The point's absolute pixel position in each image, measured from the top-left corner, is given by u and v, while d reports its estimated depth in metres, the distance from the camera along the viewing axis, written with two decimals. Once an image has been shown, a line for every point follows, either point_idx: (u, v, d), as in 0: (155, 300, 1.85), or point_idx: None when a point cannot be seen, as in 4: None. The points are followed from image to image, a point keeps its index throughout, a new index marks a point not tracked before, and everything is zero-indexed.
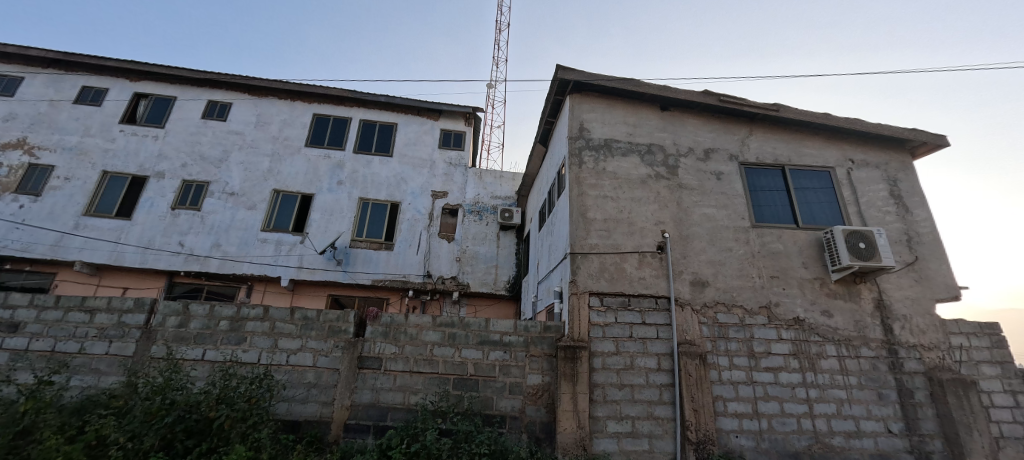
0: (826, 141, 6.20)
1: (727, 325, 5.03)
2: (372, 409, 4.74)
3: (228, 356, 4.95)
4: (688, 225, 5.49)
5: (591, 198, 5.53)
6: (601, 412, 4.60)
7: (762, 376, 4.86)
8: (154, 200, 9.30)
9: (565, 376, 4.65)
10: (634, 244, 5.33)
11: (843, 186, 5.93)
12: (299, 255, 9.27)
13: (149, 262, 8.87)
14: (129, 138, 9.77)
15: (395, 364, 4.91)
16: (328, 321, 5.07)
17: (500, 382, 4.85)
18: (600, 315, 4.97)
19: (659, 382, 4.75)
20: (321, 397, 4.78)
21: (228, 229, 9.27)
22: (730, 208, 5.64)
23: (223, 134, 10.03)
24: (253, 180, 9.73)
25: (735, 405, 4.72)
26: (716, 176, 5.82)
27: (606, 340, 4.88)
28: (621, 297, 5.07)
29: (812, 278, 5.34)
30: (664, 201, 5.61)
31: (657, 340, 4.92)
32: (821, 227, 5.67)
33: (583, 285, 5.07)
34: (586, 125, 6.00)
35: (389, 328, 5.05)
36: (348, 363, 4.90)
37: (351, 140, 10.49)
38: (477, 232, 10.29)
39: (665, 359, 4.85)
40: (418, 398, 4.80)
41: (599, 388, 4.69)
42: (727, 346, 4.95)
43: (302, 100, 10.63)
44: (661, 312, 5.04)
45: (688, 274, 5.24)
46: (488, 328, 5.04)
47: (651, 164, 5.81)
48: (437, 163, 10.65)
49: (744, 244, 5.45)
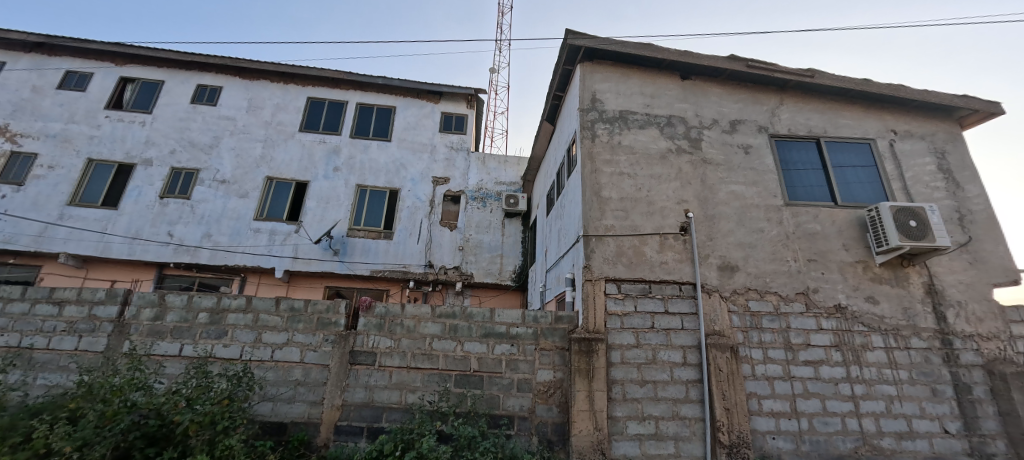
0: (865, 111, 5.61)
1: (760, 314, 4.50)
2: (366, 410, 4.28)
3: (207, 351, 4.50)
4: (714, 204, 4.94)
5: (605, 175, 5.00)
6: (620, 412, 4.10)
7: (800, 370, 4.34)
8: (142, 189, 8.87)
9: (580, 372, 4.15)
10: (654, 225, 4.80)
11: (886, 160, 5.35)
12: (294, 245, 8.81)
13: (137, 253, 8.45)
14: (116, 124, 9.32)
15: (390, 359, 4.43)
16: (317, 312, 4.61)
17: (507, 378, 4.36)
18: (617, 303, 4.46)
19: (685, 378, 4.23)
20: (309, 397, 4.33)
21: (219, 218, 8.82)
22: (760, 185, 5.08)
23: (213, 119, 9.56)
24: (246, 167, 9.27)
25: (771, 404, 4.20)
26: (744, 150, 5.26)
27: (624, 331, 4.37)
28: (641, 284, 4.55)
29: (854, 261, 4.78)
30: (686, 178, 5.06)
31: (682, 331, 4.40)
32: (863, 205, 5.09)
33: (598, 271, 4.55)
34: (599, 96, 5.45)
35: (383, 320, 4.57)
36: (340, 359, 4.44)
37: (348, 125, 9.96)
38: (480, 220, 9.77)
39: (691, 353, 4.33)
40: (416, 397, 4.32)
41: (618, 386, 4.18)
42: (761, 337, 4.43)
43: (296, 83, 10.10)
44: (686, 300, 4.52)
45: (715, 258, 4.70)
46: (492, 319, 4.55)
47: (671, 137, 5.26)
48: (438, 147, 10.12)
49: (778, 224, 4.89)
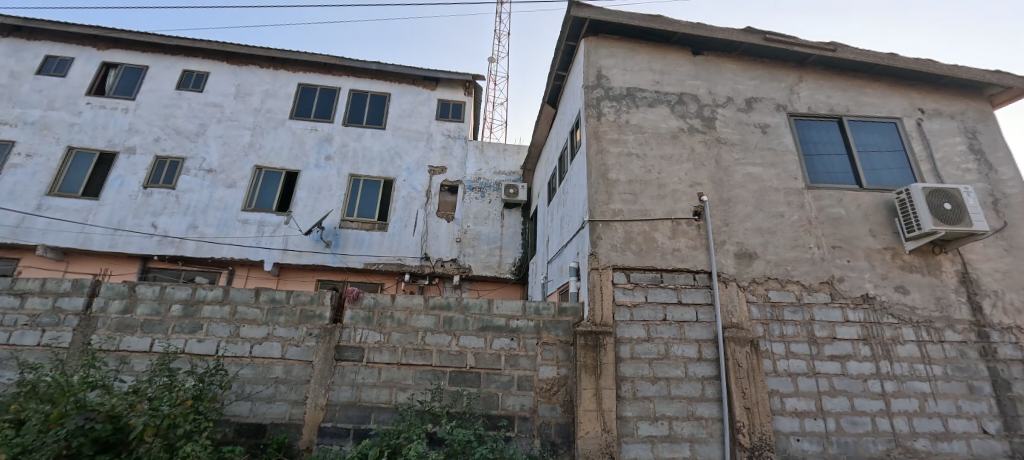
0: (890, 89, 5.24)
1: (781, 305, 4.15)
2: (353, 410, 3.92)
3: (180, 347, 4.14)
4: (730, 187, 4.56)
5: (612, 156, 4.63)
6: (630, 412, 3.75)
7: (825, 366, 3.99)
8: (124, 178, 8.48)
9: (586, 368, 3.79)
10: (665, 210, 4.43)
11: (913, 140, 4.98)
12: (284, 236, 8.44)
13: (119, 245, 8.07)
14: (97, 111, 8.92)
15: (378, 355, 4.07)
16: (300, 304, 4.25)
17: (506, 375, 4.00)
18: (626, 293, 4.10)
19: (701, 375, 3.88)
20: (291, 396, 3.97)
21: (205, 209, 8.44)
22: (780, 167, 4.70)
23: (200, 106, 9.16)
24: (233, 156, 8.88)
25: (794, 402, 3.84)
26: (761, 129, 4.88)
27: (634, 324, 4.01)
28: (652, 273, 4.19)
29: (882, 248, 4.42)
30: (699, 159, 4.68)
31: (696, 324, 4.04)
32: (889, 188, 4.73)
33: (605, 259, 4.19)
34: (605, 72, 5.06)
35: (372, 312, 4.22)
36: (324, 354, 4.08)
37: (340, 112, 9.56)
38: (478, 210, 9.40)
39: (708, 347, 3.96)
40: (407, 396, 3.96)
41: (628, 383, 3.82)
42: (782, 330, 4.07)
43: (286, 68, 9.69)
44: (701, 290, 4.15)
45: (732, 244, 4.32)
46: (490, 312, 4.18)
47: (683, 115, 4.88)
48: (434, 135, 9.72)
49: (799, 208, 4.52)
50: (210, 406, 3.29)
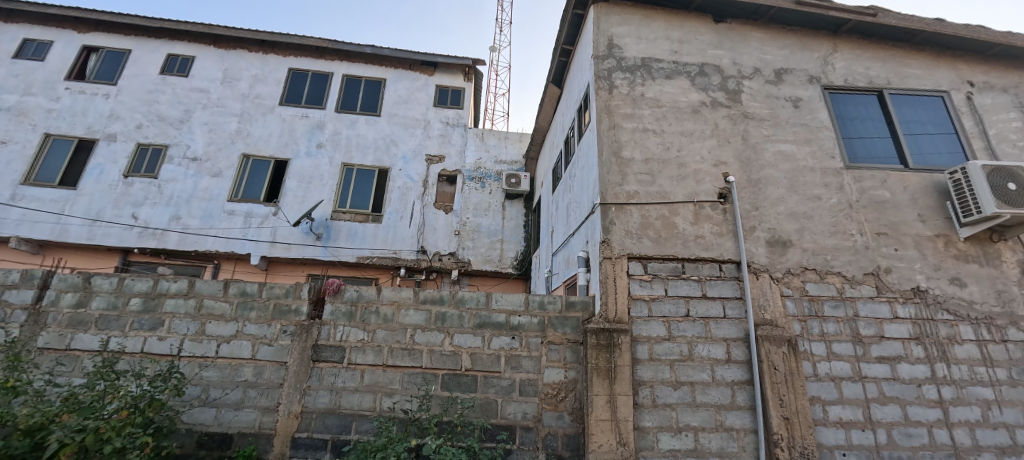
0: (934, 60, 4.71)
1: (821, 300, 3.64)
2: (331, 418, 3.44)
3: (139, 345, 3.67)
4: (759, 167, 4.03)
5: (625, 132, 4.12)
6: (649, 422, 3.24)
7: (873, 369, 3.48)
8: (104, 167, 8.02)
9: (598, 371, 3.29)
10: (686, 192, 3.91)
11: (962, 115, 4.45)
12: (272, 228, 7.97)
13: (97, 237, 7.62)
14: (77, 97, 8.46)
15: (361, 356, 3.59)
16: (274, 298, 3.77)
17: (506, 379, 3.50)
18: (643, 286, 3.60)
19: (731, 379, 3.37)
20: (262, 402, 3.49)
21: (189, 199, 7.97)
22: (815, 144, 4.18)
23: (184, 91, 8.68)
24: (219, 143, 8.40)
25: (839, 411, 3.34)
26: (792, 103, 4.35)
27: (652, 320, 3.51)
28: (672, 263, 3.68)
29: (933, 235, 3.90)
30: (724, 135, 4.15)
31: (724, 320, 3.53)
32: (938, 169, 4.20)
33: (619, 248, 3.69)
34: (617, 41, 4.53)
35: (355, 306, 3.73)
36: (300, 355, 3.59)
37: (333, 97, 9.05)
38: (478, 202, 8.90)
39: (738, 347, 3.46)
40: (393, 402, 3.47)
41: (646, 388, 3.32)
42: (823, 328, 3.56)
43: (275, 52, 9.18)
44: (728, 282, 3.64)
45: (764, 230, 3.80)
46: (489, 307, 3.69)
47: (704, 88, 4.35)
48: (432, 123, 9.22)
49: (837, 190, 3.99)
50: (154, 417, 2.79)
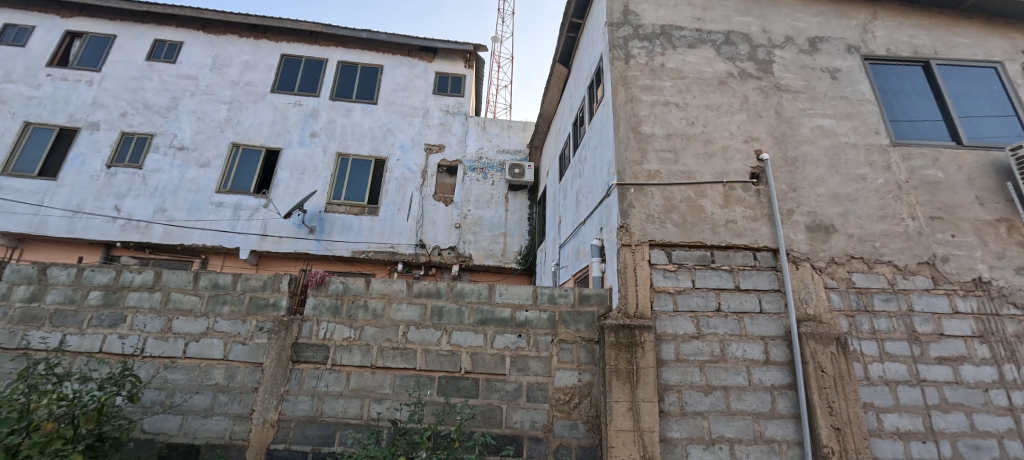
0: (984, 29, 4.25)
1: (870, 293, 3.19)
2: (312, 428, 3.02)
3: (97, 344, 3.26)
4: (796, 143, 3.58)
5: (644, 106, 3.67)
6: (678, 433, 2.81)
7: (932, 372, 3.03)
8: (85, 157, 7.63)
9: (618, 374, 2.85)
10: (715, 171, 3.47)
11: (1018, 88, 4.01)
12: (262, 221, 7.55)
13: (78, 230, 7.22)
14: (59, 84, 8.06)
15: (347, 356, 3.16)
16: (251, 291, 3.35)
17: (511, 383, 3.07)
18: (668, 277, 3.16)
19: (770, 384, 2.93)
20: (233, 409, 3.08)
21: (176, 190, 7.56)
22: (856, 119, 3.73)
23: (171, 78, 8.27)
24: (208, 132, 7.99)
25: (896, 420, 2.90)
26: (830, 74, 3.89)
27: (679, 316, 3.07)
28: (700, 251, 3.24)
29: (995, 219, 3.45)
30: (756, 108, 3.69)
31: (760, 316, 3.09)
32: (994, 146, 3.75)
33: (639, 233, 3.25)
34: (633, 8, 4.09)
35: (340, 300, 3.30)
36: (278, 355, 3.17)
37: (327, 84, 8.62)
38: (480, 193, 8.47)
39: (778, 347, 3.01)
40: (383, 409, 3.04)
41: (673, 394, 2.88)
42: (873, 324, 3.12)
43: (267, 37, 8.75)
44: (764, 273, 3.19)
45: (803, 214, 3.36)
46: (492, 301, 3.26)
47: (732, 58, 3.90)
48: (431, 111, 8.78)
49: (884, 170, 3.54)
50: (85, 430, 2.34)
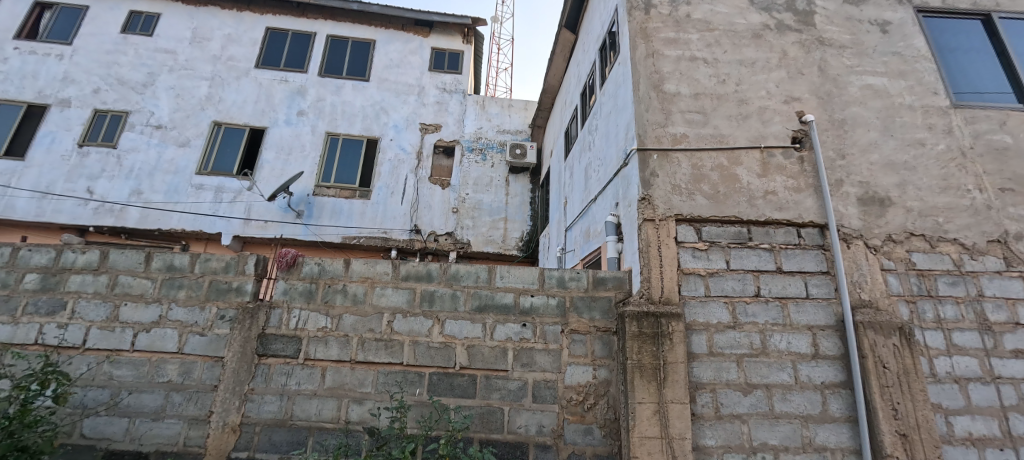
0: None
1: (934, 276, 2.73)
2: (280, 433, 2.57)
3: (31, 335, 2.79)
4: (843, 104, 3.10)
5: (668, 61, 3.18)
6: (712, 440, 2.37)
7: (1008, 367, 2.58)
8: (56, 135, 7.11)
9: (642, 370, 2.39)
10: (750, 136, 2.98)
11: None
12: (246, 204, 7.07)
13: (47, 214, 6.73)
14: (27, 58, 7.51)
15: (322, 349, 2.70)
16: (212, 274, 2.89)
17: (515, 381, 2.62)
18: (698, 257, 2.69)
19: (820, 382, 2.48)
20: (188, 411, 2.63)
21: (153, 172, 7.07)
22: (911, 77, 3.23)
23: (148, 52, 7.70)
24: (187, 109, 7.47)
25: (968, 424, 2.46)
26: (880, 27, 3.39)
27: (711, 302, 2.61)
28: (734, 227, 2.77)
29: None
30: (797, 64, 3.19)
31: (807, 302, 2.63)
32: None
33: (664, 206, 2.78)
34: None
35: (315, 284, 2.83)
36: (241, 348, 2.71)
37: (316, 60, 8.07)
38: (479, 176, 7.97)
39: (828, 338, 2.56)
40: (363, 412, 2.59)
41: (706, 393, 2.44)
42: (938, 312, 2.66)
43: (251, 9, 8.18)
44: (811, 252, 2.72)
45: (854, 184, 2.88)
46: (491, 285, 2.80)
47: (767, 8, 3.38)
48: (427, 89, 8.25)
49: (945, 134, 3.06)
50: None
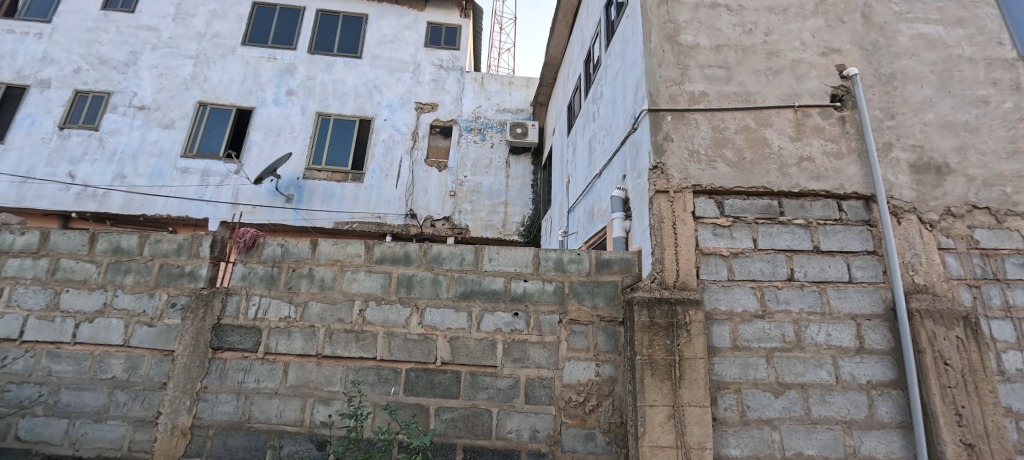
0: None
1: (1001, 256, 2.30)
2: (236, 438, 2.25)
3: None
4: (891, 56, 2.64)
5: (684, 9, 2.74)
6: (737, 449, 2.00)
7: None
8: (36, 118, 6.81)
9: (654, 367, 2.02)
10: (780, 94, 2.55)
11: None
12: (233, 188, 6.75)
13: (28, 199, 6.47)
14: (5, 37, 7.18)
15: (284, 342, 2.35)
16: (164, 257, 2.54)
17: (505, 379, 2.26)
18: (720, 234, 2.29)
19: (866, 381, 2.09)
20: (134, 411, 2.31)
21: (136, 154, 6.76)
22: (971, 25, 2.75)
23: (130, 30, 7.33)
24: (172, 89, 7.12)
25: None
26: None
27: (735, 287, 2.22)
28: (763, 199, 2.36)
29: None
30: (836, 10, 2.72)
31: (850, 287, 2.22)
32: None
33: (680, 176, 2.37)
34: None
35: (277, 268, 2.48)
36: (193, 341, 2.37)
37: (305, 36, 7.65)
38: (478, 158, 7.57)
39: (875, 329, 2.16)
40: (331, 413, 2.25)
41: (729, 394, 2.06)
42: (1007, 298, 2.24)
43: None
44: (854, 229, 2.31)
45: (904, 149, 2.45)
46: (479, 269, 2.42)
47: None
48: (422, 66, 7.81)
49: (1013, 90, 2.58)
50: None
